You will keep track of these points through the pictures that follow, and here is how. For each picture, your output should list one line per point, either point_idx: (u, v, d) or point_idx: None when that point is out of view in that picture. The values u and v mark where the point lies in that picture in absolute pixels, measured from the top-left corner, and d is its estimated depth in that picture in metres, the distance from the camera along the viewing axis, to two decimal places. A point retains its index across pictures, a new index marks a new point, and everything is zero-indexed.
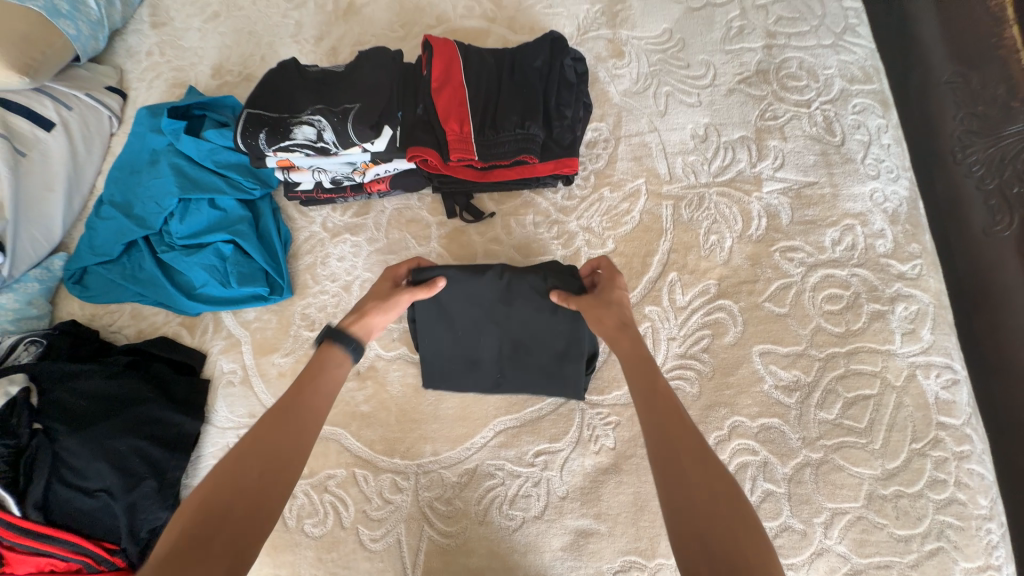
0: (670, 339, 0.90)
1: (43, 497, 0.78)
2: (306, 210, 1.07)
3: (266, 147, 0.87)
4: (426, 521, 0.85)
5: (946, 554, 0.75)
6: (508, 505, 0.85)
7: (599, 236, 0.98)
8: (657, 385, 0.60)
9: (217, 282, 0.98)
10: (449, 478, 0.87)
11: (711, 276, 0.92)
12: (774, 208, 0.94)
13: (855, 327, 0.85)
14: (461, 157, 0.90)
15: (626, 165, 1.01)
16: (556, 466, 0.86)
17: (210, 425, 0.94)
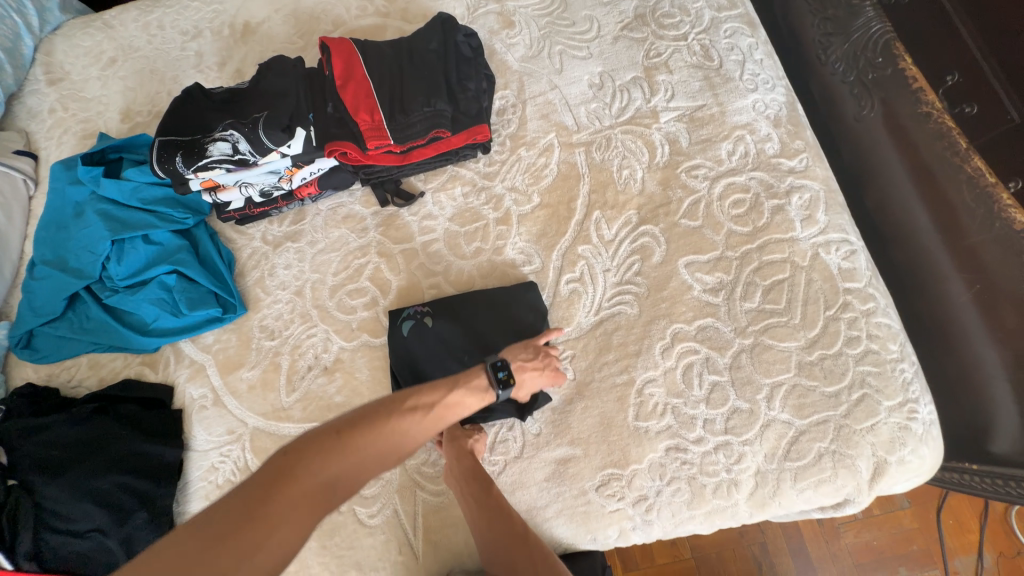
0: (606, 271, 0.97)
1: (34, 547, 0.79)
2: (245, 228, 1.10)
3: (186, 170, 0.90)
4: (417, 486, 0.91)
5: (872, 398, 0.85)
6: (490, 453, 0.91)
7: (524, 193, 1.04)
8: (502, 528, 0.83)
9: (169, 313, 1.00)
10: (431, 443, 0.92)
11: (630, 207, 1.00)
12: (673, 134, 1.02)
13: (761, 224, 0.95)
14: (378, 144, 0.95)
15: (537, 124, 1.08)
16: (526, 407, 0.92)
17: (191, 450, 0.96)
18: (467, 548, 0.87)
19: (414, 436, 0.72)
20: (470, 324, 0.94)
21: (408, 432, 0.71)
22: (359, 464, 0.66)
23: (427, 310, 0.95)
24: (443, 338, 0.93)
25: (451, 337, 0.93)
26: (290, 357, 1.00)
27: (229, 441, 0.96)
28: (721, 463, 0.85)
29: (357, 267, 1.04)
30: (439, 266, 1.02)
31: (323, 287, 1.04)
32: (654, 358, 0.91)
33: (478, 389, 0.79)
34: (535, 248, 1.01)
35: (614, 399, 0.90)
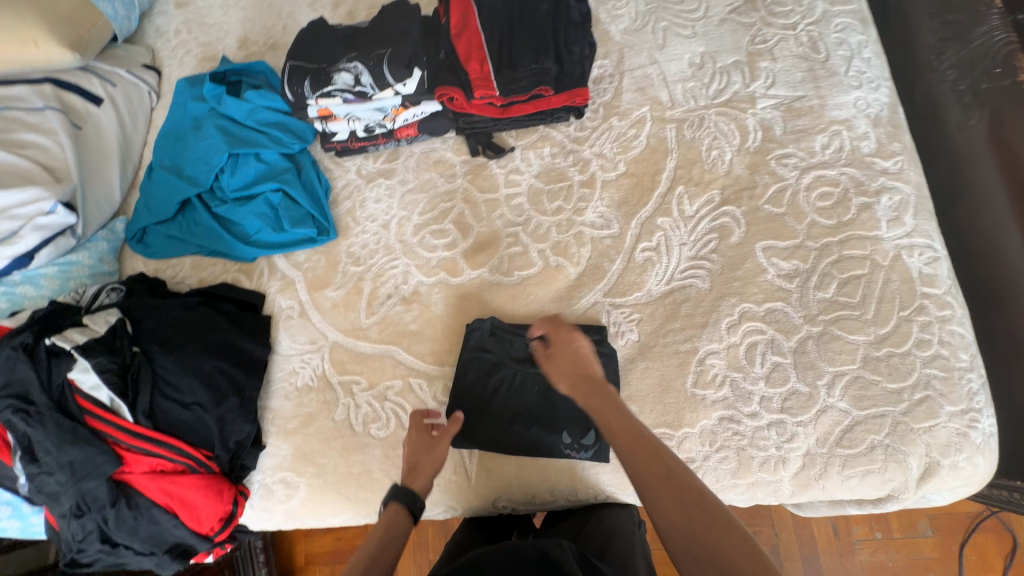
0: (682, 244, 1.00)
1: (150, 408, 0.89)
2: (342, 161, 1.18)
3: (310, 94, 0.99)
4: None
5: (934, 400, 0.86)
6: None
7: (611, 161, 1.08)
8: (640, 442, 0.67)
9: (271, 228, 1.10)
10: None
11: (715, 186, 1.02)
12: (768, 121, 1.04)
13: (846, 219, 0.96)
14: (483, 93, 1.01)
15: (631, 96, 1.10)
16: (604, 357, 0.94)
17: (276, 353, 1.05)
18: (517, 480, 0.94)
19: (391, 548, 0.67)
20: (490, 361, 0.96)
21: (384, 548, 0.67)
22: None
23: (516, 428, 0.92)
24: (509, 394, 0.93)
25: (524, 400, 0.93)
26: (372, 283, 1.08)
27: (310, 350, 1.06)
28: (771, 440, 0.89)
29: (442, 209, 1.11)
30: (520, 219, 1.08)
31: (408, 224, 1.11)
32: (719, 332, 0.94)
33: (390, 521, 0.71)
34: (615, 215, 1.05)
35: (675, 364, 0.94)
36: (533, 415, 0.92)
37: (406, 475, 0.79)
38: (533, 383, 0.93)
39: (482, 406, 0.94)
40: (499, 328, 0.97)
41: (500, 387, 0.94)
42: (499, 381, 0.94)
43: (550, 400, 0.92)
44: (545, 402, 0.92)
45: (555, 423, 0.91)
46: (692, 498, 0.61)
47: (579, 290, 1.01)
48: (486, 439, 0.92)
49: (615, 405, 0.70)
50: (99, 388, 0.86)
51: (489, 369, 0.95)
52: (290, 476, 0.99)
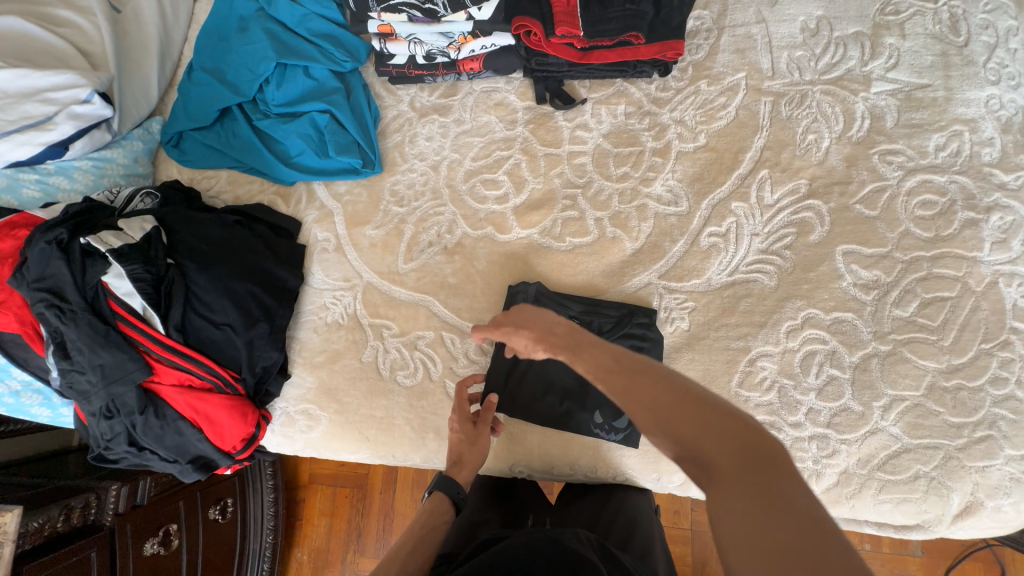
0: (753, 235, 0.92)
1: (182, 323, 0.87)
2: (394, 88, 1.08)
3: (374, 6, 0.90)
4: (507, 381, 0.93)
5: (995, 441, 0.81)
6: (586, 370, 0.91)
7: (691, 130, 0.97)
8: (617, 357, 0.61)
9: (314, 151, 1.02)
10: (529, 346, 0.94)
11: (803, 175, 0.92)
12: (879, 110, 0.91)
13: (945, 233, 0.86)
14: (565, 31, 0.90)
15: (728, 58, 0.97)
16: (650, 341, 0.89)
17: (308, 285, 1.03)
18: (539, 449, 0.92)
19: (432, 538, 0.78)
20: None
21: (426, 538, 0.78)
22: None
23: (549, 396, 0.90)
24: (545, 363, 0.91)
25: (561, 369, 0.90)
26: (414, 227, 1.02)
27: (342, 287, 1.02)
28: (810, 452, 0.85)
29: (497, 158, 1.02)
30: (580, 180, 0.99)
31: (459, 169, 1.03)
32: (777, 334, 0.88)
33: (432, 512, 0.81)
34: (686, 191, 0.96)
35: (723, 360, 0.89)
36: (567, 386, 0.90)
37: (451, 467, 0.85)
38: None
39: (517, 372, 0.91)
40: (545, 294, 0.93)
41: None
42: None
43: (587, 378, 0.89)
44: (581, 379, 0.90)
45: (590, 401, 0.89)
46: (657, 389, 0.54)
47: (632, 268, 0.94)
48: (517, 404, 0.91)
49: (583, 339, 0.66)
50: (133, 295, 0.83)
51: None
52: (312, 409, 0.99)
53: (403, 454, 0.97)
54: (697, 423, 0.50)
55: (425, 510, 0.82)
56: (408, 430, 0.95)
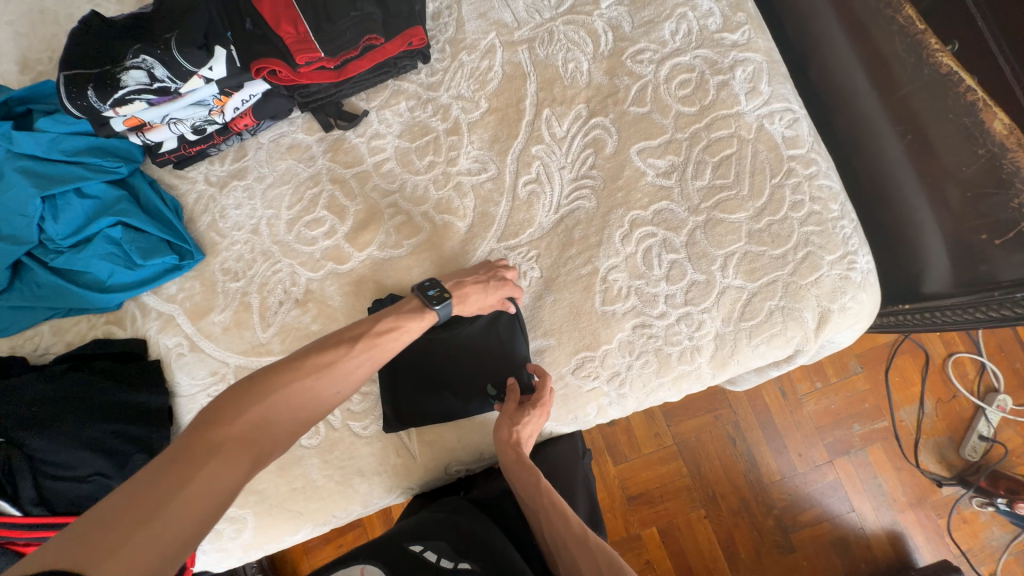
0: (561, 169, 0.98)
1: (38, 495, 0.82)
2: (184, 172, 1.04)
3: (103, 105, 0.85)
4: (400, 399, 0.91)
5: (815, 255, 0.91)
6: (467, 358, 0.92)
7: (471, 100, 1.01)
8: (513, 443, 0.84)
9: (124, 267, 0.97)
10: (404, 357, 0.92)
11: (579, 100, 0.99)
12: (615, 20, 0.99)
13: (707, 102, 0.95)
14: (308, 57, 0.89)
15: (475, 24, 1.02)
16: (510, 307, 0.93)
17: (178, 395, 0.97)
18: (460, 443, 0.94)
19: (299, 410, 0.66)
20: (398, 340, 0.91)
21: (293, 406, 0.65)
22: (231, 454, 0.59)
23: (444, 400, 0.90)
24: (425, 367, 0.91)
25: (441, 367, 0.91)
26: (259, 295, 1.00)
27: (213, 381, 0.98)
28: (683, 333, 0.92)
29: (311, 197, 1.02)
30: (394, 185, 1.01)
31: (279, 222, 1.01)
32: (615, 245, 0.94)
33: (412, 313, 0.78)
34: (490, 155, 1.00)
35: (581, 289, 0.94)
36: (454, 380, 0.91)
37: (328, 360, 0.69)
38: (446, 348, 0.91)
39: (405, 387, 0.91)
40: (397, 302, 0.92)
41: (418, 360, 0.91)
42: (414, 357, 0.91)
43: (469, 362, 0.91)
44: (465, 365, 0.91)
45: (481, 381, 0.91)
46: (530, 481, 0.80)
47: (471, 243, 0.97)
48: (417, 414, 0.91)
49: (502, 415, 0.86)
50: None
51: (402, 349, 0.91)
52: (234, 510, 0.94)
53: (341, 509, 0.95)
54: (543, 507, 0.77)
55: (395, 317, 0.76)
56: (334, 485, 0.94)
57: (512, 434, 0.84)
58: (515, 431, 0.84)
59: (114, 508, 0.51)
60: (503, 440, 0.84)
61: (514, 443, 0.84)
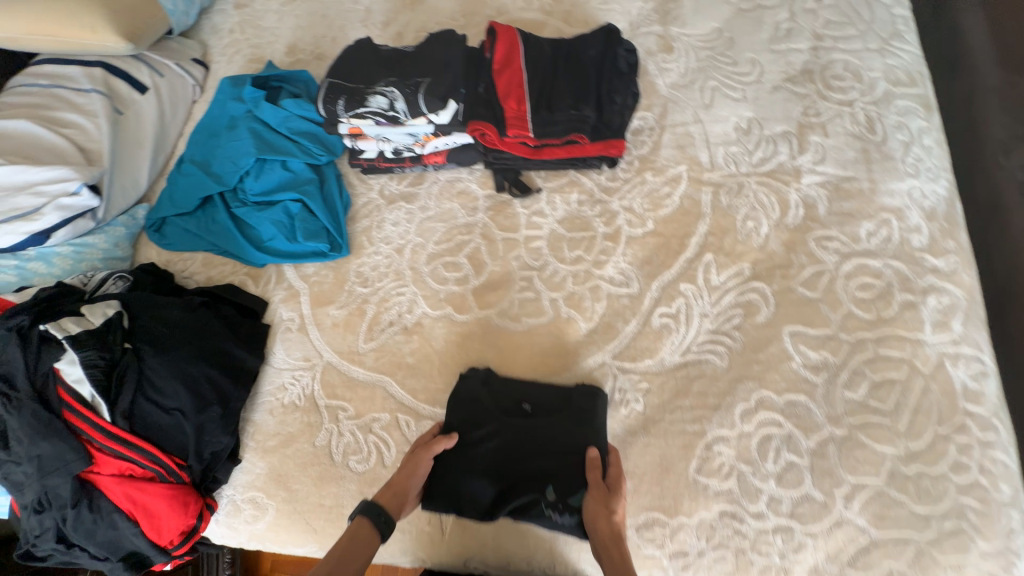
0: (703, 315, 0.94)
1: (130, 409, 0.85)
2: (366, 178, 1.16)
3: (342, 113, 0.98)
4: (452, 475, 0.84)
5: (967, 534, 0.77)
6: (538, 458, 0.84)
7: (639, 216, 1.03)
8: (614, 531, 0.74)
9: (284, 237, 1.08)
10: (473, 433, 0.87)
11: (746, 259, 0.96)
12: (812, 199, 0.97)
13: (885, 315, 0.88)
14: (517, 133, 0.98)
15: (670, 152, 1.06)
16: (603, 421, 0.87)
17: (269, 365, 1.02)
18: (493, 541, 0.87)
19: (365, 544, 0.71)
20: (478, 411, 0.89)
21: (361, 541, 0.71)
22: None
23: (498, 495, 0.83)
24: (492, 451, 0.85)
25: (508, 457, 0.85)
26: (376, 307, 1.04)
27: (302, 366, 1.02)
28: (776, 547, 0.80)
29: (458, 242, 1.07)
30: (536, 263, 1.03)
31: (422, 252, 1.08)
32: (731, 417, 0.87)
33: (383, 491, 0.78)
34: (636, 273, 0.99)
35: (679, 446, 0.87)
36: (515, 476, 0.84)
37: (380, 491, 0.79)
38: (522, 437, 0.86)
39: (460, 465, 0.85)
40: (492, 376, 0.93)
41: (486, 443, 0.86)
42: (484, 433, 0.86)
43: (538, 454, 0.84)
44: (533, 458, 0.84)
45: (543, 477, 0.83)
46: None
47: (585, 348, 0.96)
48: (467, 498, 0.83)
49: (600, 493, 0.77)
50: (82, 383, 0.82)
51: (473, 421, 0.88)
52: (260, 497, 0.94)
53: None
54: None
55: (404, 468, 0.81)
56: None
57: (610, 523, 0.74)
58: (614, 519, 0.74)
59: None
60: (603, 533, 0.73)
61: (615, 531, 0.73)
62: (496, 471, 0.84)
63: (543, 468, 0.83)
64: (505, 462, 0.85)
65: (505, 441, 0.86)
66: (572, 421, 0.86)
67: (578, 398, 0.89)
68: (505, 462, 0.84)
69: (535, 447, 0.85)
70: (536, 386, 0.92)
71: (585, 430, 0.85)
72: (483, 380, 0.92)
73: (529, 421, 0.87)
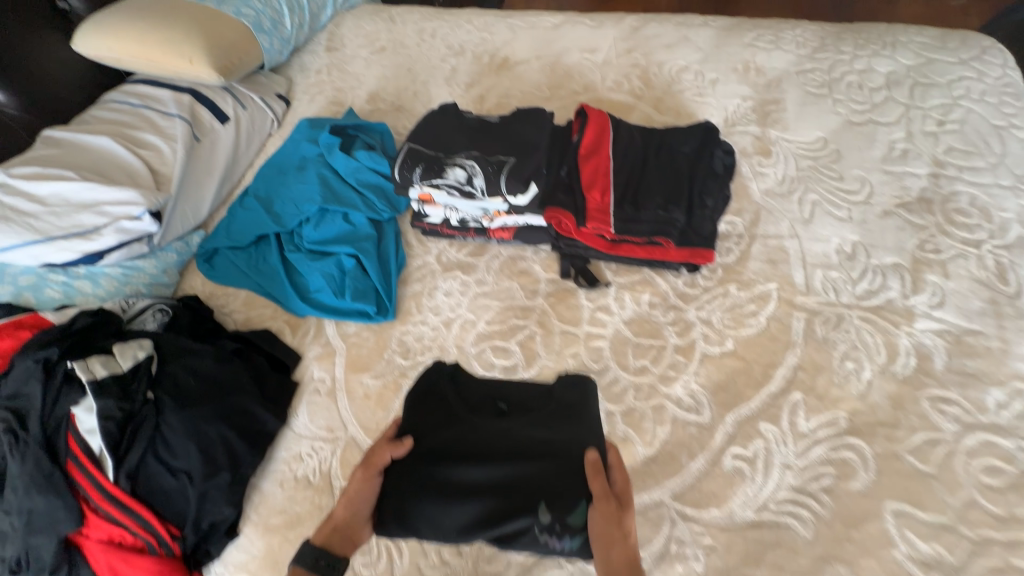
0: (784, 466, 0.79)
1: (135, 468, 0.78)
2: (425, 240, 1.11)
3: (417, 180, 0.94)
4: (422, 492, 0.70)
5: None
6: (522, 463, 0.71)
7: (718, 333, 0.92)
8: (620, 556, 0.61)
9: (332, 291, 1.02)
10: (439, 432, 0.76)
11: (844, 406, 0.82)
12: (927, 349, 0.84)
13: (1021, 513, 0.72)
14: (596, 226, 0.91)
15: (759, 266, 0.96)
16: (592, 407, 0.78)
17: (290, 428, 0.94)
18: None
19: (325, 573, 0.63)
20: (445, 411, 0.79)
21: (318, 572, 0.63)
22: None
23: (485, 507, 0.68)
24: (471, 456, 0.72)
25: (483, 456, 0.72)
26: None
27: (323, 437, 0.92)
28: None
29: (512, 326, 0.99)
30: (595, 365, 0.93)
31: (471, 330, 0.99)
32: None
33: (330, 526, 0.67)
34: (708, 398, 0.87)
35: None
36: (495, 480, 0.70)
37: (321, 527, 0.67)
38: (500, 437, 0.74)
39: (426, 483, 0.70)
40: (460, 374, 0.85)
41: (455, 444, 0.74)
42: (449, 441, 0.74)
43: (512, 458, 0.72)
44: (506, 466, 0.71)
45: (533, 490, 0.68)
46: None
47: (640, 478, 0.82)
48: (427, 526, 0.69)
49: (608, 514, 0.63)
50: (93, 434, 0.76)
51: (440, 420, 0.77)
52: None
53: None
54: None
55: (349, 497, 0.68)
56: None
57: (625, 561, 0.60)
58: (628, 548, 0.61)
59: None
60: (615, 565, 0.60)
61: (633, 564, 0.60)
62: (476, 482, 0.70)
63: (526, 469, 0.70)
64: (481, 472, 0.71)
65: (481, 443, 0.74)
66: (559, 420, 0.76)
67: (563, 393, 0.80)
68: (483, 466, 0.71)
69: (518, 450, 0.72)
70: (510, 384, 0.83)
71: (575, 432, 0.74)
72: (446, 375, 0.84)
73: (507, 423, 0.76)
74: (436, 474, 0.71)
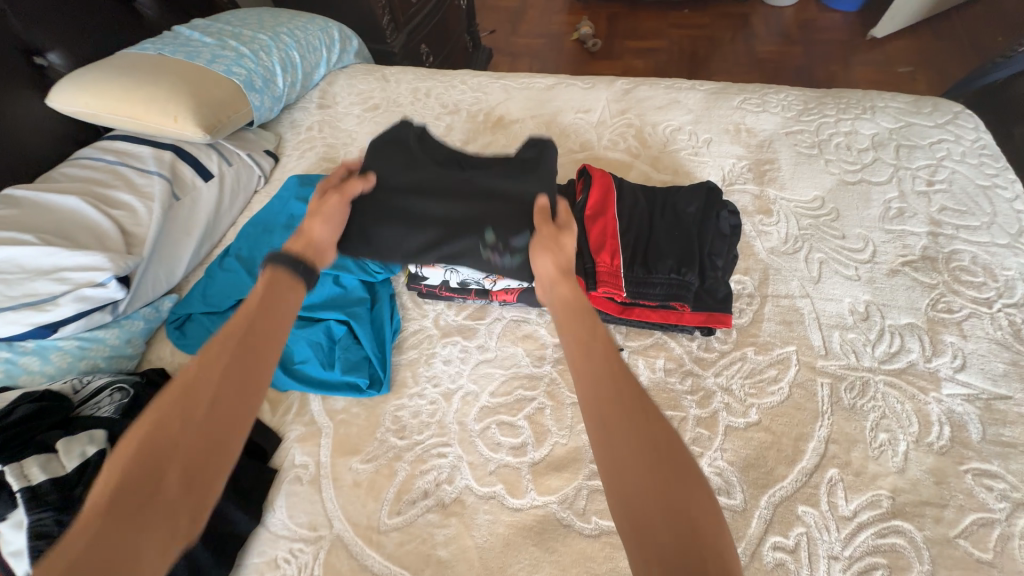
0: (831, 557, 0.71)
1: None
2: (421, 302, 1.04)
3: None
4: (358, 247, 0.89)
5: None
6: (460, 251, 0.87)
7: (740, 401, 0.86)
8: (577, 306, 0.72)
9: (320, 361, 0.94)
10: (390, 181, 0.93)
11: (883, 483, 0.77)
12: (958, 416, 0.81)
13: None
14: (607, 291, 0.87)
15: (774, 327, 0.93)
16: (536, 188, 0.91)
17: (264, 528, 0.81)
18: None
19: (270, 309, 0.69)
20: (404, 161, 0.96)
21: (265, 308, 0.68)
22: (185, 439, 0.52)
23: (445, 216, 0.89)
24: (418, 203, 0.90)
25: (439, 178, 0.93)
26: (410, 468, 0.85)
27: (305, 538, 0.80)
28: None
29: (519, 397, 0.91)
30: None
31: (475, 403, 0.91)
32: None
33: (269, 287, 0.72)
34: (738, 477, 0.79)
35: None
36: (443, 211, 0.89)
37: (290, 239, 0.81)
38: (456, 175, 0.94)
39: (380, 210, 0.90)
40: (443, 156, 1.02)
41: (412, 197, 0.91)
42: (399, 184, 0.93)
43: (476, 198, 0.90)
44: (473, 203, 0.90)
45: (481, 222, 0.87)
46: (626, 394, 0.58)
47: None
48: (385, 246, 0.89)
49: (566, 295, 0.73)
50: (19, 557, 0.64)
51: (406, 161, 0.96)
52: None
53: None
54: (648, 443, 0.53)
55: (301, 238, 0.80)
56: None
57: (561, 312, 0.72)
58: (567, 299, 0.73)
59: (143, 469, 0.49)
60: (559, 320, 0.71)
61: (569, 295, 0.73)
62: (416, 212, 0.89)
63: (456, 250, 0.87)
64: (423, 208, 0.90)
65: (434, 179, 0.93)
66: (519, 172, 0.94)
67: (524, 153, 1.00)
68: (427, 201, 0.90)
69: (460, 180, 0.93)
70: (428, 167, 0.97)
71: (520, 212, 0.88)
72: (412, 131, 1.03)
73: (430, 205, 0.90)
74: (373, 209, 0.90)
